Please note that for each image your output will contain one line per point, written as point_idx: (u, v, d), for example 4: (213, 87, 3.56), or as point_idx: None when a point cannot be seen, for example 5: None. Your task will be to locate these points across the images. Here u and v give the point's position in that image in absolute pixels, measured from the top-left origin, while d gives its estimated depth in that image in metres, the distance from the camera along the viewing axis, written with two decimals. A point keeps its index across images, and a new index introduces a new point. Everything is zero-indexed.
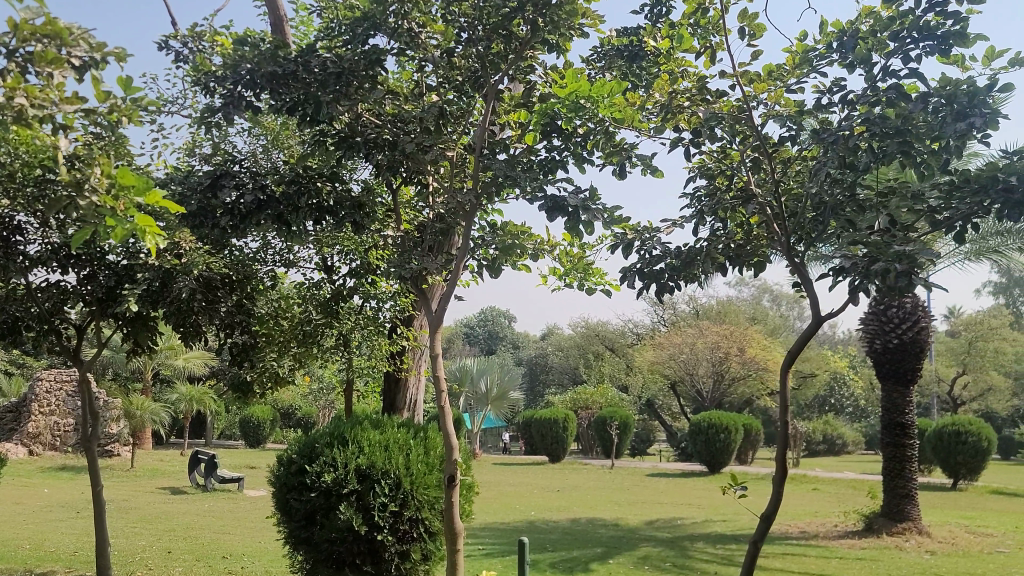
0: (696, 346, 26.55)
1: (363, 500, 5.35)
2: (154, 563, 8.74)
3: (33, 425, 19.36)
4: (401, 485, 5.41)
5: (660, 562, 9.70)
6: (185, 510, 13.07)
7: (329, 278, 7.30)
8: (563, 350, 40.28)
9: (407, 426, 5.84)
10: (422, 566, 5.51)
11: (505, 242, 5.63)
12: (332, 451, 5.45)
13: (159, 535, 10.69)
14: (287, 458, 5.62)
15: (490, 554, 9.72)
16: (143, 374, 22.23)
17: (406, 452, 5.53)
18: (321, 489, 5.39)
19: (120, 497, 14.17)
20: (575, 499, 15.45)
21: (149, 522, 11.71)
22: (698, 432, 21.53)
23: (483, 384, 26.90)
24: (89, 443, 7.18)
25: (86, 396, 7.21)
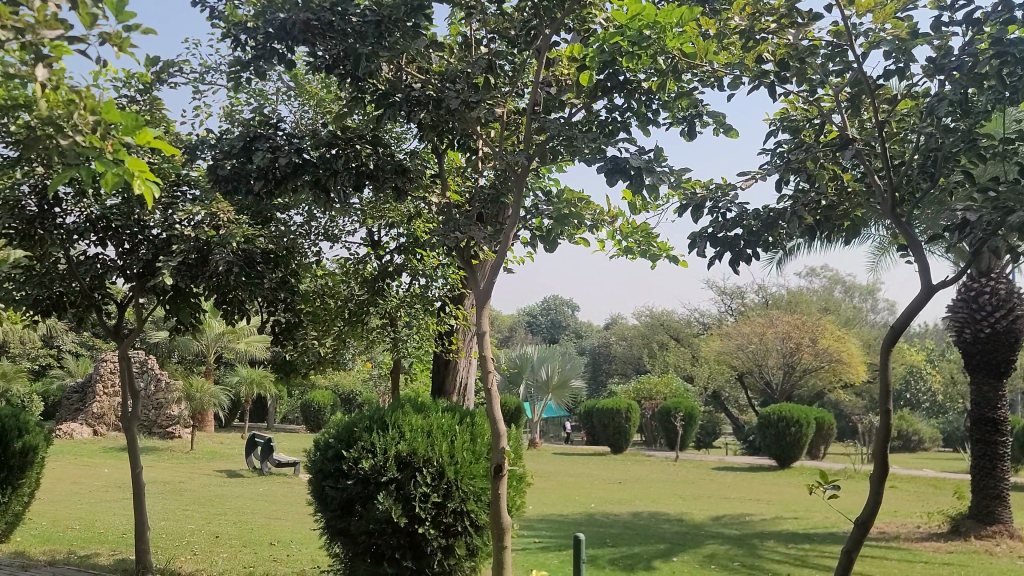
0: (766, 336, 25.69)
1: (403, 490, 4.94)
2: (199, 548, 8.47)
3: (99, 405, 19.56)
4: (445, 474, 4.98)
5: (727, 561, 9.08)
6: (239, 493, 12.90)
7: (376, 254, 6.92)
8: (627, 340, 39.59)
9: (453, 411, 5.41)
10: (468, 563, 5.10)
11: (560, 210, 5.14)
12: (371, 435, 5.04)
13: (210, 518, 10.49)
14: (324, 443, 5.23)
15: (547, 549, 9.23)
16: (205, 358, 22.33)
17: (450, 438, 5.10)
18: (359, 477, 4.99)
19: (177, 479, 14.11)
20: (638, 491, 14.90)
21: (202, 505, 11.55)
22: (767, 424, 20.71)
23: (544, 372, 26.46)
24: (128, 423, 6.92)
25: (126, 374, 6.95)
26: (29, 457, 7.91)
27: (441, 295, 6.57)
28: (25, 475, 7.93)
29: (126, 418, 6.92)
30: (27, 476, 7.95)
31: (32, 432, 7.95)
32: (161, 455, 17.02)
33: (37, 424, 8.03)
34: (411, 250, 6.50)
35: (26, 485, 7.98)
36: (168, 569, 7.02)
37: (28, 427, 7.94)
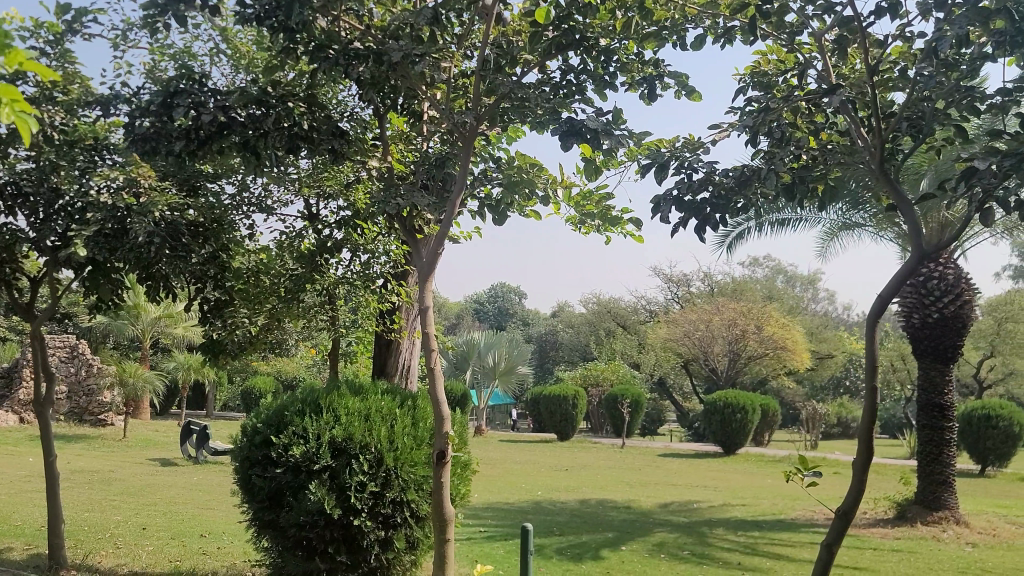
0: (712, 323, 25.76)
1: (338, 479, 4.55)
2: (123, 540, 7.95)
3: (26, 391, 18.59)
4: (383, 462, 4.62)
5: (677, 550, 8.87)
6: (171, 482, 12.33)
7: (313, 227, 6.51)
8: (574, 328, 39.47)
9: (393, 392, 5.05)
10: (408, 556, 4.78)
11: (512, 177, 4.81)
12: (304, 419, 4.65)
13: (138, 509, 9.95)
14: (251, 428, 4.81)
15: (493, 538, 8.92)
16: (140, 343, 21.51)
17: (390, 422, 4.74)
18: (291, 465, 4.58)
19: (106, 468, 13.46)
20: (585, 478, 14.69)
21: (131, 495, 10.98)
22: (713, 411, 20.70)
23: (491, 358, 26.14)
24: (40, 408, 6.38)
25: (38, 354, 6.42)
26: None
27: (383, 273, 6.19)
28: None
29: (38, 402, 6.39)
30: None
31: None
32: (90, 442, 16.29)
33: None
34: (351, 222, 6.10)
35: None
36: (86, 564, 6.52)
37: None
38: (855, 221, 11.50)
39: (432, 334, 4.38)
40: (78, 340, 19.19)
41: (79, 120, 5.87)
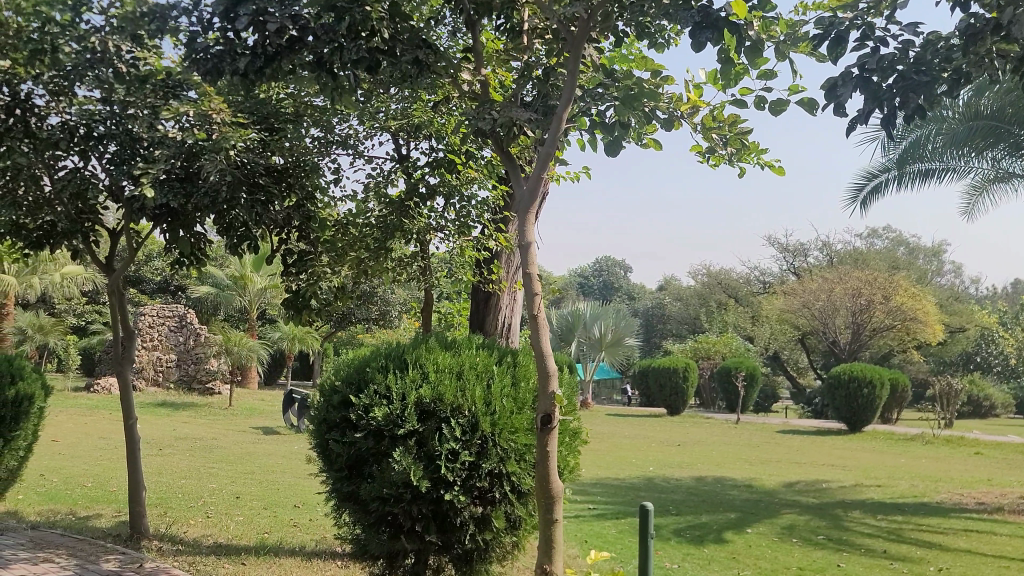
0: (834, 292, 24.24)
1: (426, 447, 3.90)
2: (214, 509, 7.59)
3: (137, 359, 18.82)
4: (479, 427, 3.93)
5: (810, 534, 7.93)
6: (271, 451, 12.09)
7: (404, 170, 5.91)
8: (682, 300, 38.20)
9: (490, 348, 4.38)
10: (509, 536, 4.12)
11: (627, 86, 3.97)
12: (387, 377, 4.01)
13: (235, 477, 9.66)
14: (330, 387, 4.24)
15: (604, 516, 8.20)
16: (248, 313, 21.66)
17: (487, 381, 4.05)
18: (372, 428, 3.96)
19: (210, 435, 13.37)
20: (699, 455, 13.80)
21: (231, 463, 10.74)
22: (837, 385, 19.36)
23: (597, 330, 25.36)
24: (120, 366, 6.02)
25: (117, 309, 6.01)
26: (24, 408, 7.02)
27: (480, 219, 5.42)
28: (21, 426, 7.03)
29: (118, 359, 6.02)
30: (23, 428, 7.05)
31: (29, 380, 7.09)
32: (198, 411, 16.36)
33: (33, 372, 7.18)
34: (444, 161, 5.44)
35: (21, 438, 7.07)
36: (168, 534, 6.12)
37: (25, 375, 7.08)
38: (1012, 171, 10.02)
39: (537, 275, 3.64)
40: (185, 309, 19.80)
41: (148, 53, 5.38)
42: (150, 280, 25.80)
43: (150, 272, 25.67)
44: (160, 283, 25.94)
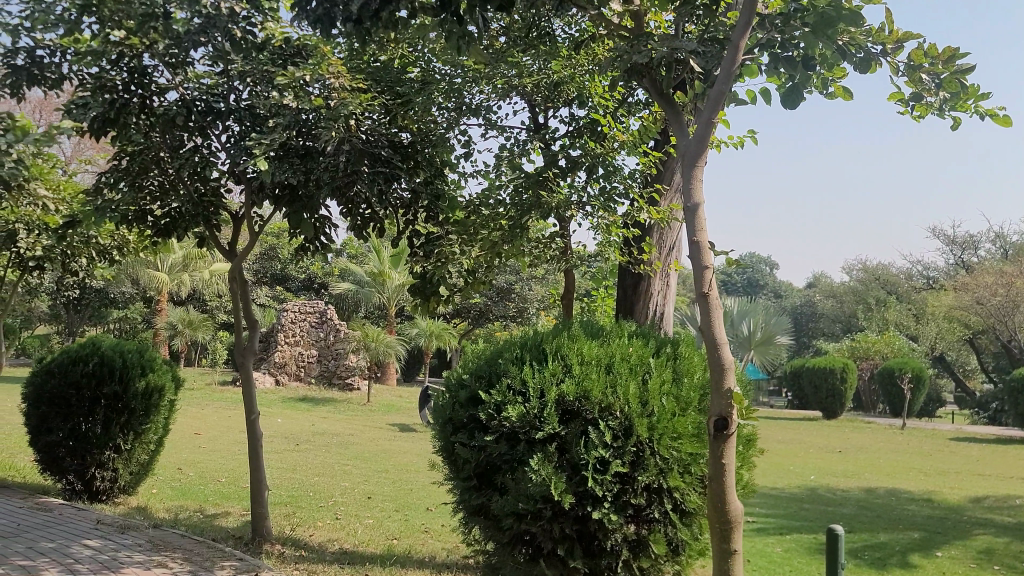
0: (1014, 287, 21.98)
1: (569, 455, 3.24)
2: (344, 510, 7.21)
3: (280, 354, 19.17)
4: (633, 431, 3.24)
5: (1014, 561, 6.78)
6: (407, 449, 11.76)
7: (540, 141, 5.29)
8: (836, 298, 36.00)
9: (645, 336, 3.68)
10: (669, 565, 3.42)
11: (820, 9, 3.20)
12: (522, 370, 3.38)
13: (368, 475, 9.33)
14: (456, 381, 3.65)
15: (765, 532, 7.31)
16: (387, 310, 21.69)
17: (642, 376, 3.36)
18: (504, 431, 3.34)
19: (347, 432, 13.22)
20: (865, 463, 12.56)
21: (365, 461, 10.45)
22: (1019, 390, 17.44)
23: (745, 327, 24.05)
24: (243, 357, 5.65)
25: (237, 298, 5.63)
26: (154, 401, 6.80)
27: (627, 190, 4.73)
28: (151, 419, 6.83)
29: (241, 350, 5.65)
30: (152, 421, 6.84)
31: (160, 372, 6.88)
32: (337, 406, 16.36)
33: (164, 364, 6.98)
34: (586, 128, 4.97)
35: (151, 431, 6.87)
36: (292, 538, 5.71)
37: (155, 367, 6.86)
38: None
39: (708, 243, 2.92)
40: (325, 306, 20.01)
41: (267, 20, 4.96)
42: (294, 278, 26.40)
43: (295, 270, 26.27)
44: (304, 281, 26.49)
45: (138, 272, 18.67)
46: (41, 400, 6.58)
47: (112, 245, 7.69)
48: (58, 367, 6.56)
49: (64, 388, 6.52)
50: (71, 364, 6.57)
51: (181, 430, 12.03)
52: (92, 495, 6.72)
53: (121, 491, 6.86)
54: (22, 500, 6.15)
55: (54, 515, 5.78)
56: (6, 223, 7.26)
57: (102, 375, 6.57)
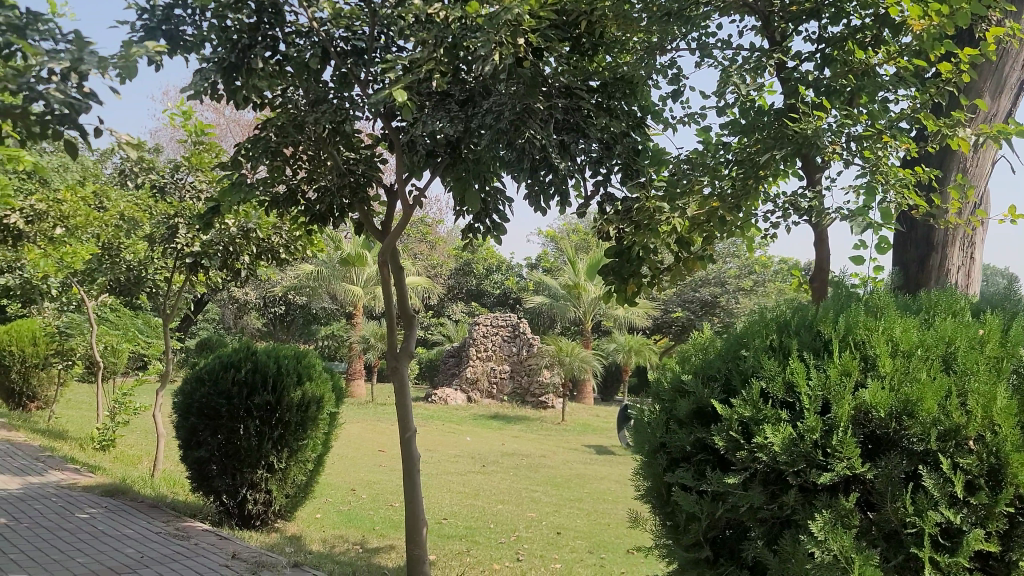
0: None
1: (881, 516, 1.97)
2: (525, 549, 6.02)
3: (472, 369, 18.67)
4: (1002, 475, 1.88)
5: None
6: (603, 474, 10.48)
7: (780, 68, 3.92)
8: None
9: (1000, 317, 2.29)
10: None
11: None
12: (789, 368, 2.15)
13: (558, 505, 8.13)
14: (673, 388, 2.47)
15: None
16: (582, 324, 20.57)
17: (1012, 382, 2.00)
18: (759, 469, 2.09)
19: (538, 452, 12.15)
20: None
21: (558, 487, 9.26)
22: None
23: None
24: (396, 361, 4.64)
25: (387, 286, 4.61)
26: (311, 413, 5.91)
27: (910, 113, 3.31)
28: (308, 434, 5.94)
29: (391, 353, 4.65)
30: (310, 436, 5.96)
31: (318, 382, 6.01)
32: (530, 425, 15.33)
33: (324, 373, 6.12)
34: (839, 44, 3.74)
35: (310, 449, 5.98)
36: None
37: (313, 375, 6.00)
38: None
39: None
40: (518, 319, 19.18)
41: None
42: (490, 294, 25.96)
43: (491, 285, 25.85)
44: (500, 296, 25.98)
45: (333, 286, 18.72)
46: (191, 410, 5.84)
47: (277, 242, 7.05)
48: (208, 374, 5.83)
49: (214, 397, 5.72)
50: (222, 371, 5.80)
51: (365, 446, 11.42)
52: (244, 520, 5.89)
53: (276, 516, 6.00)
54: (164, 524, 5.39)
55: (190, 543, 4.94)
56: (167, 218, 6.73)
57: (254, 384, 5.75)
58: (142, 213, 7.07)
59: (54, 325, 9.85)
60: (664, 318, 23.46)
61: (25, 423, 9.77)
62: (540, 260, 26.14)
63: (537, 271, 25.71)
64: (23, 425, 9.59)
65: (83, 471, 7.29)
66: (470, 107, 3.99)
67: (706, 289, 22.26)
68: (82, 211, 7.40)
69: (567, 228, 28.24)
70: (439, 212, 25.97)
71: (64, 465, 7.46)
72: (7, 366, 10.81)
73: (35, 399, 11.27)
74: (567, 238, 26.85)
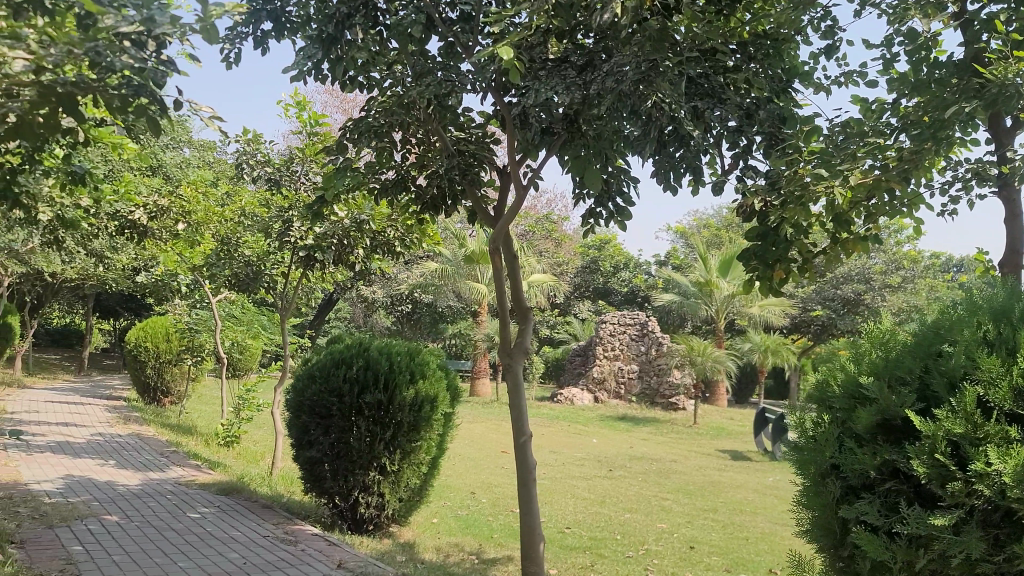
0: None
1: None
2: (655, 565, 5.51)
3: (599, 369, 18.21)
4: None
5: None
6: (739, 482, 9.78)
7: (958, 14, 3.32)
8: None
9: None
10: None
11: None
12: (1015, 386, 1.98)
13: (690, 515, 7.55)
14: (859, 401, 2.32)
15: None
16: (714, 324, 19.70)
17: None
18: (977, 506, 1.96)
19: (668, 457, 11.55)
20: None
21: (690, 496, 8.67)
22: None
23: None
24: (510, 358, 4.26)
25: (500, 277, 4.24)
26: (425, 413, 5.59)
27: None
28: (422, 436, 5.61)
29: (505, 349, 4.27)
30: (424, 438, 5.63)
31: (432, 381, 5.68)
32: (660, 427, 14.70)
33: (438, 371, 5.80)
34: None
35: (424, 451, 5.66)
36: None
37: (427, 373, 5.68)
38: None
39: None
40: (646, 317, 18.55)
41: None
42: (617, 292, 25.36)
43: (618, 283, 25.25)
44: (628, 294, 25.34)
45: (457, 285, 18.60)
46: (302, 409, 5.62)
47: (391, 235, 6.76)
48: (320, 371, 5.60)
49: (324, 395, 5.49)
50: (334, 368, 5.57)
51: (488, 446, 11.14)
52: (356, 524, 5.63)
53: (389, 521, 5.71)
54: (273, 527, 5.18)
55: (297, 549, 4.67)
56: (282, 211, 6.59)
57: (365, 382, 5.48)
58: (260, 207, 6.97)
59: (185, 321, 10.01)
60: (802, 317, 22.24)
61: (157, 418, 9.96)
62: (669, 257, 25.34)
63: (665, 269, 24.93)
64: (155, 420, 9.78)
65: (204, 468, 7.23)
66: (589, 72, 3.50)
67: (848, 287, 20.93)
68: (202, 206, 7.47)
69: (697, 223, 27.27)
70: (565, 209, 25.54)
71: (186, 460, 7.44)
72: (143, 362, 11.12)
73: (168, 395, 11.53)
74: (697, 235, 25.92)
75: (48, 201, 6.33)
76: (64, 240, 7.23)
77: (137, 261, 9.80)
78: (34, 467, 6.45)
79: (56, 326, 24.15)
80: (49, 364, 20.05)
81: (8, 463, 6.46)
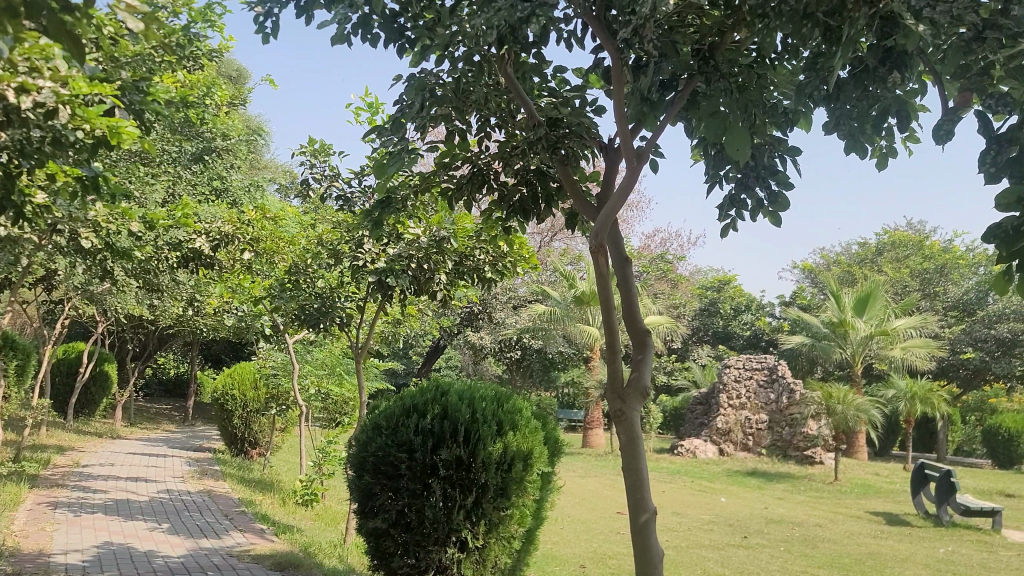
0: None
1: None
2: None
3: (724, 419, 16.67)
4: None
5: None
6: (904, 555, 8.09)
7: None
8: None
9: None
10: None
11: None
12: None
13: None
14: None
15: None
16: (851, 368, 17.79)
17: None
18: None
19: (811, 520, 9.91)
20: None
21: (847, 573, 7.10)
22: None
23: None
24: (623, 402, 3.07)
25: (606, 292, 3.09)
26: (516, 473, 4.40)
27: None
28: (513, 502, 4.42)
29: (617, 390, 3.09)
30: (515, 505, 4.43)
31: (525, 432, 4.51)
32: (796, 485, 13.00)
33: (531, 421, 4.64)
34: None
35: (515, 521, 4.45)
36: None
37: (518, 423, 4.52)
38: None
39: None
40: (775, 360, 16.83)
41: None
42: (739, 335, 23.62)
43: (739, 326, 23.52)
44: (751, 338, 23.55)
45: (566, 329, 17.43)
46: (365, 467, 4.54)
47: (481, 259, 5.72)
48: (387, 422, 4.53)
49: (392, 450, 4.42)
50: (404, 417, 4.50)
51: (601, 505, 9.83)
52: None
53: None
54: None
55: None
56: (351, 231, 5.66)
57: (442, 434, 4.38)
58: (329, 230, 6.05)
59: (268, 367, 9.23)
60: (950, 360, 19.98)
61: (238, 472, 9.15)
62: (795, 297, 23.48)
63: (791, 309, 23.11)
64: (235, 474, 8.95)
65: (269, 533, 6.19)
66: None
67: (1004, 326, 18.64)
68: (271, 233, 6.83)
69: (826, 260, 25.35)
70: (680, 248, 24.10)
71: (252, 524, 6.47)
72: (230, 411, 10.40)
73: (255, 446, 10.75)
74: (827, 273, 23.97)
75: (94, 225, 5.61)
76: (118, 273, 6.52)
77: (218, 303, 9.11)
78: (73, 531, 5.57)
79: (168, 377, 24.17)
80: (156, 414, 19.83)
81: (44, 528, 5.59)
